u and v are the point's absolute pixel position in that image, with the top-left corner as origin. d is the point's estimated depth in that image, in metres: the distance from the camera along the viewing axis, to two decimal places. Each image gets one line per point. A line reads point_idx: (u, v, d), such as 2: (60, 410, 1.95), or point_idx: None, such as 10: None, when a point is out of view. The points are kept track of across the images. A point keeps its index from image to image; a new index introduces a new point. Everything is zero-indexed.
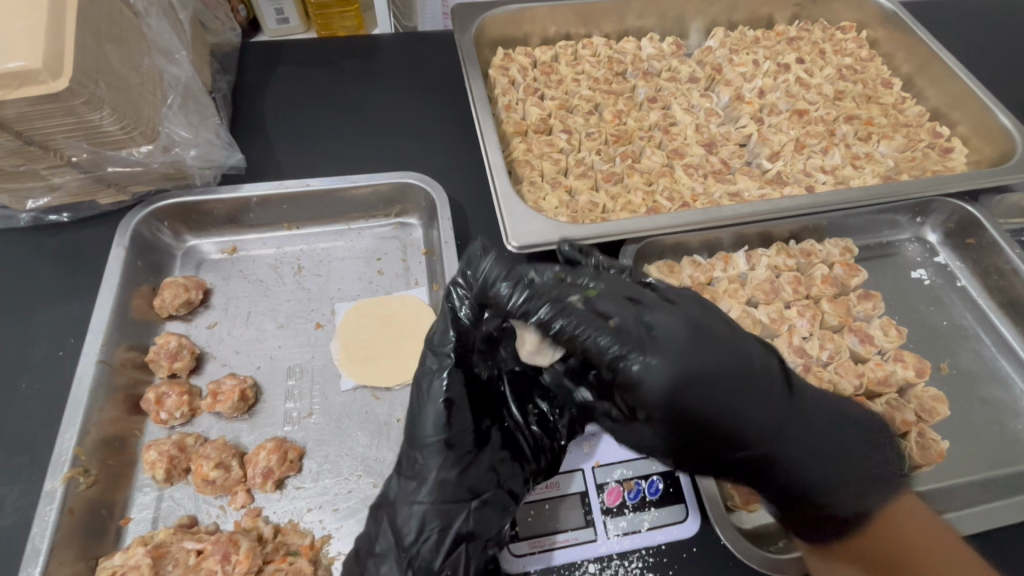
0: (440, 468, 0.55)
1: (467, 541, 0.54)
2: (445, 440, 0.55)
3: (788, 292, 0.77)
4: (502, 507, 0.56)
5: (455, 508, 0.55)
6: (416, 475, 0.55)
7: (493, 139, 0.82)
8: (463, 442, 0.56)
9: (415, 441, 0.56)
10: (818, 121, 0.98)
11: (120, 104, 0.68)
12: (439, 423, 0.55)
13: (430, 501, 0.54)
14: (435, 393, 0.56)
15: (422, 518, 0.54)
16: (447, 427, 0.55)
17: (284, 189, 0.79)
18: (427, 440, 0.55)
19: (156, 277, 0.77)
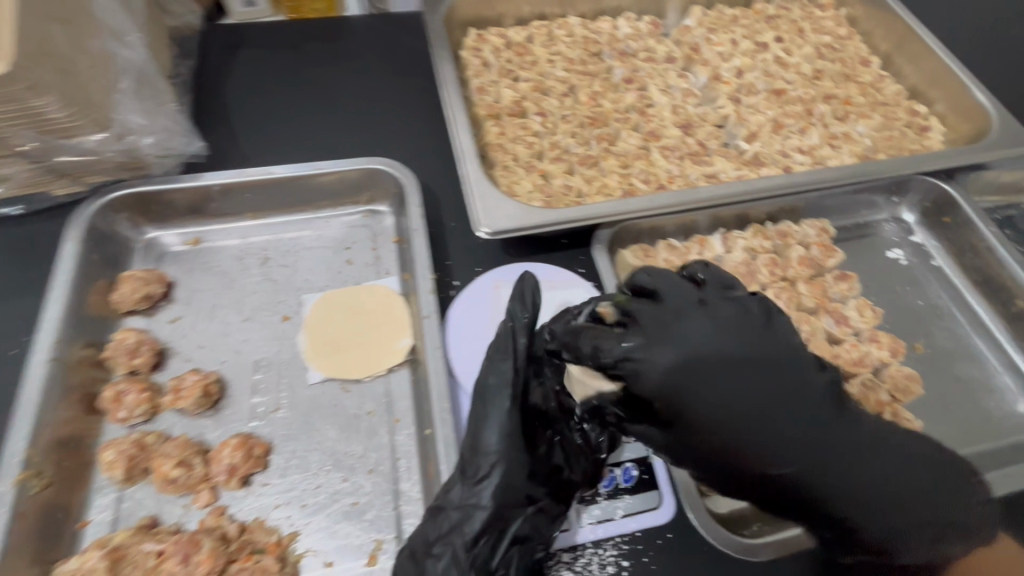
0: (503, 475, 0.53)
1: (522, 544, 0.53)
2: (508, 448, 0.53)
3: (765, 275, 0.76)
4: (555, 514, 0.55)
5: (514, 513, 0.53)
6: (474, 483, 0.53)
7: (463, 123, 0.79)
8: (524, 449, 0.54)
9: (477, 448, 0.54)
10: (796, 101, 0.97)
11: (68, 90, 0.65)
12: (503, 431, 0.54)
13: (493, 505, 0.52)
14: (501, 401, 0.55)
15: (477, 525, 0.52)
16: (510, 435, 0.54)
17: (247, 177, 0.77)
18: (491, 448, 0.53)
19: (113, 271, 0.74)
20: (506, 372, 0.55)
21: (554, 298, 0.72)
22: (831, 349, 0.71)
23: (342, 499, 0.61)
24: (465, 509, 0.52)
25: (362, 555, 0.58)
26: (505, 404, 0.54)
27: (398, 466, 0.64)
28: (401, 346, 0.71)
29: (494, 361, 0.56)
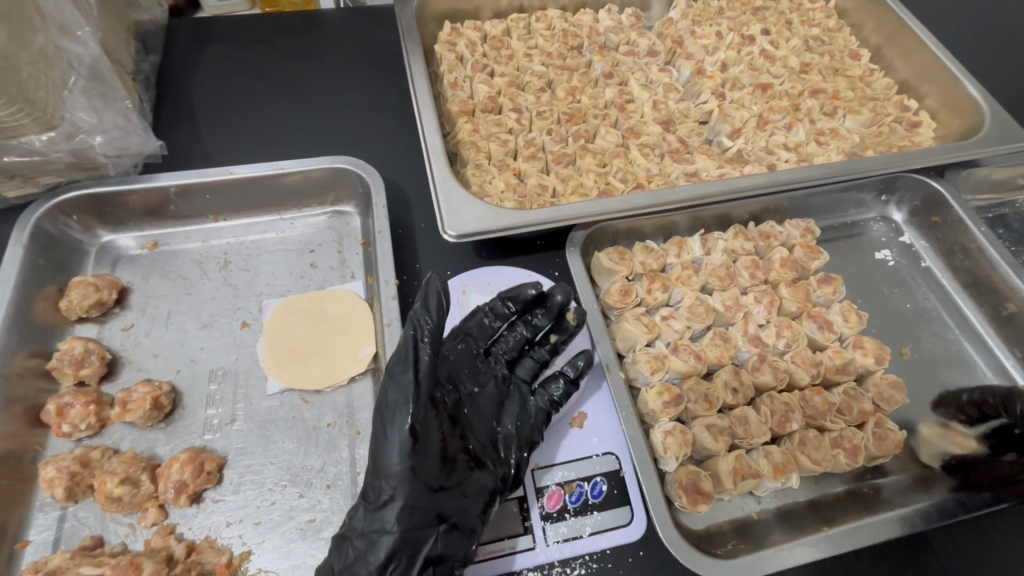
0: (406, 494, 0.51)
1: (433, 565, 0.50)
2: (411, 466, 0.51)
3: (745, 278, 0.73)
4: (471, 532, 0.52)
5: (423, 534, 0.50)
6: (379, 505, 0.51)
7: (432, 119, 0.76)
8: (429, 466, 0.52)
9: (378, 470, 0.51)
10: (782, 96, 0.93)
11: (8, 87, 0.62)
12: (404, 450, 0.51)
13: (397, 530, 0.50)
14: (400, 419, 0.52)
15: (385, 548, 0.49)
16: (411, 453, 0.51)
17: (205, 177, 0.73)
18: (391, 468, 0.51)
19: (64, 276, 0.70)
20: (399, 390, 0.53)
21: None
22: (814, 356, 0.68)
23: (297, 516, 0.58)
24: (369, 537, 0.50)
25: None
26: (401, 423, 0.51)
27: (357, 481, 0.61)
28: (364, 354, 0.68)
29: (394, 375, 0.54)
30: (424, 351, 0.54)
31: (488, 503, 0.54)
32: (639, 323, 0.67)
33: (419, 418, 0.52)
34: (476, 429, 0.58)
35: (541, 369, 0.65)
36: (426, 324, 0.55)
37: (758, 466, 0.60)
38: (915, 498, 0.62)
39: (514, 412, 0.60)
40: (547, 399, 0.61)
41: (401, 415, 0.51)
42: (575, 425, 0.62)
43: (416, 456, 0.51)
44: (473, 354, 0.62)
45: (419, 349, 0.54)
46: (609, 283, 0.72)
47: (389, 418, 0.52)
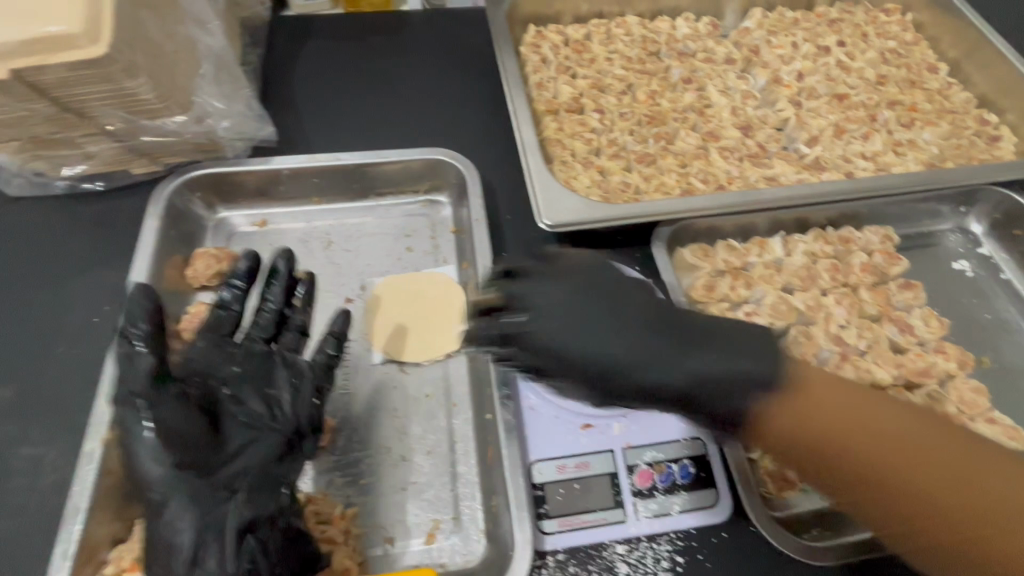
0: (190, 487, 0.52)
1: (252, 530, 0.52)
2: (172, 458, 0.51)
3: (826, 279, 0.75)
4: (275, 486, 0.56)
5: (219, 511, 0.52)
6: (158, 512, 0.52)
7: (526, 115, 0.80)
8: (205, 454, 0.53)
9: (142, 482, 0.52)
10: (859, 106, 0.95)
11: (157, 73, 0.69)
12: (155, 455, 0.52)
13: (193, 518, 0.51)
14: (137, 428, 0.52)
15: (176, 534, 0.51)
16: (166, 453, 0.52)
17: (316, 162, 0.79)
18: (154, 478, 0.52)
19: (188, 247, 0.77)
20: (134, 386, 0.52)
21: None
22: (895, 358, 0.69)
23: (402, 478, 0.63)
24: (167, 542, 0.51)
25: (421, 533, 0.60)
26: (142, 433, 0.52)
27: (455, 449, 0.65)
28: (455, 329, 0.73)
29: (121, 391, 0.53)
30: (143, 354, 0.53)
31: (281, 455, 0.58)
32: (723, 317, 0.71)
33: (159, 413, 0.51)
34: (246, 400, 0.59)
35: (302, 336, 0.67)
36: (137, 331, 0.54)
37: None
38: None
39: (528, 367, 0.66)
40: (320, 355, 0.64)
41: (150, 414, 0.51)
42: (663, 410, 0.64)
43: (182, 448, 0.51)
44: (224, 335, 0.64)
45: (134, 359, 0.53)
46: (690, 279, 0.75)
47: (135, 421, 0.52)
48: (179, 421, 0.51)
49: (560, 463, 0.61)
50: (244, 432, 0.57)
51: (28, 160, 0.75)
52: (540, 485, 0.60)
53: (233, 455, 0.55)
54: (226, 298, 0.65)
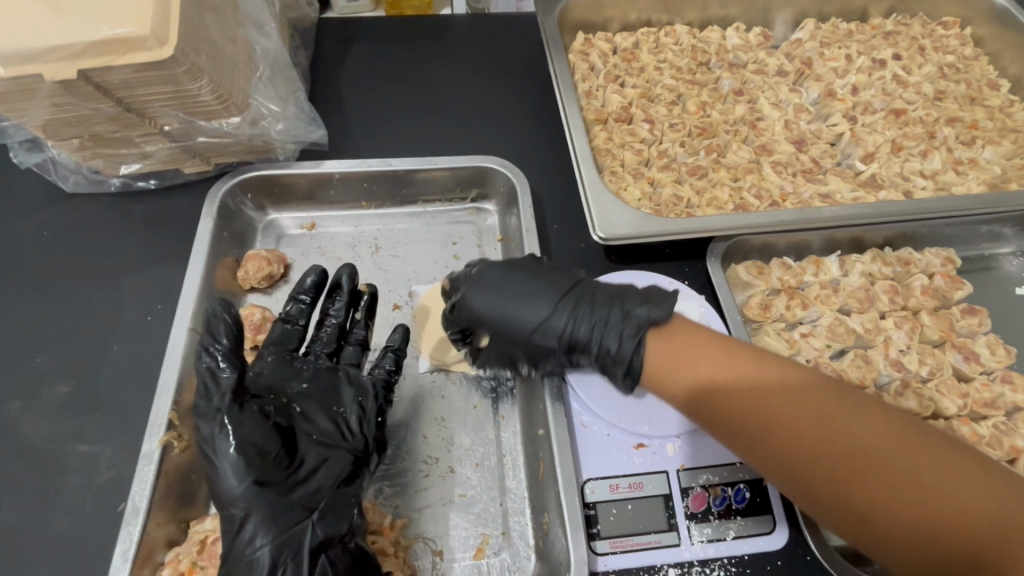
0: (267, 506, 0.52)
1: (325, 549, 0.53)
2: (258, 475, 0.52)
3: (885, 302, 0.73)
4: (347, 505, 0.55)
5: (296, 530, 0.53)
6: (236, 528, 0.52)
7: (579, 125, 0.79)
8: (281, 473, 0.53)
9: (222, 497, 0.52)
10: (917, 122, 0.92)
11: (217, 75, 0.69)
12: (235, 475, 0.51)
13: (270, 539, 0.51)
14: (220, 448, 0.52)
15: (257, 550, 0.51)
16: (250, 471, 0.52)
17: (366, 167, 0.79)
18: (233, 493, 0.52)
19: (239, 249, 0.78)
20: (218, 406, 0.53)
21: None
22: (960, 387, 0.67)
23: (451, 489, 0.62)
24: (246, 561, 0.51)
25: (469, 547, 0.60)
26: (223, 453, 0.52)
27: (504, 463, 0.64)
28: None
29: (203, 410, 0.54)
30: (226, 377, 0.54)
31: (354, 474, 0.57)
32: (779, 337, 0.70)
33: (240, 434, 0.52)
34: (315, 418, 0.59)
35: (365, 350, 0.66)
36: (219, 348, 0.55)
37: None
38: None
39: (588, 382, 0.64)
40: (382, 372, 0.64)
41: (233, 434, 0.52)
42: None
43: (262, 466, 0.52)
44: (290, 350, 0.63)
45: (218, 379, 0.54)
46: (745, 296, 0.74)
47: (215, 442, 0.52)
48: (260, 438, 0.53)
49: (612, 482, 0.60)
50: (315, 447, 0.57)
51: (87, 158, 0.76)
52: (592, 504, 0.59)
53: (310, 474, 0.55)
54: (291, 311, 0.64)
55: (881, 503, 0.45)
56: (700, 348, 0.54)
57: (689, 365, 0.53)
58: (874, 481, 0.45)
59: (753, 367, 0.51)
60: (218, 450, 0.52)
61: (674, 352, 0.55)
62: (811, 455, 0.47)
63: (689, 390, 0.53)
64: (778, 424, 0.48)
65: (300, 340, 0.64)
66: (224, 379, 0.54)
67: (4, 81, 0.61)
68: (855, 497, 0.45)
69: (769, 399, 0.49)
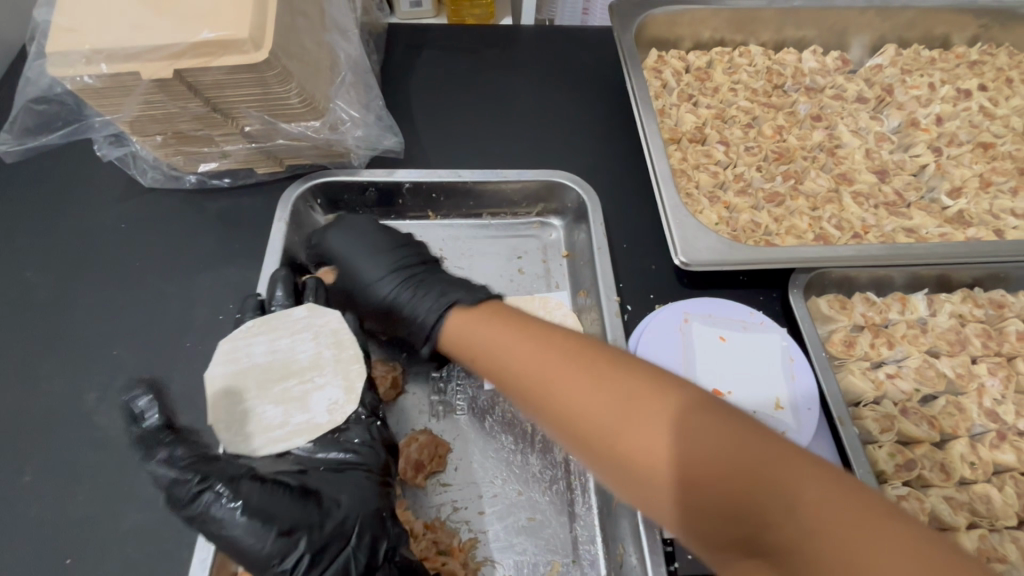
0: (305, 549, 0.49)
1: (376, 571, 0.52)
2: (276, 531, 0.48)
3: (978, 346, 0.69)
4: (384, 524, 0.54)
5: (342, 561, 0.50)
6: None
7: (657, 144, 0.77)
8: (306, 517, 0.49)
9: (256, 565, 0.47)
10: (1006, 157, 0.88)
11: (305, 80, 0.70)
12: (255, 533, 0.47)
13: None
14: (227, 515, 0.47)
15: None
16: (272, 523, 0.48)
17: (437, 177, 0.78)
18: (263, 553, 0.47)
19: (308, 253, 0.77)
20: (208, 493, 0.47)
21: (745, 341, 0.68)
22: None
23: (518, 512, 0.61)
24: None
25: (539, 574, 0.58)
26: (230, 520, 0.47)
27: (573, 488, 0.63)
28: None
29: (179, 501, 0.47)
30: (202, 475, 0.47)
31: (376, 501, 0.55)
32: (865, 377, 0.66)
33: (243, 497, 0.47)
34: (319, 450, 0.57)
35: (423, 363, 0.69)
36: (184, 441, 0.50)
37: (1004, 550, 0.57)
38: None
39: None
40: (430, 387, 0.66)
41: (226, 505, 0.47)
42: None
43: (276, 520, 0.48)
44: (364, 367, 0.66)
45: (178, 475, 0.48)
46: (826, 330, 0.72)
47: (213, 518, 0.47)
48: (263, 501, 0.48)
49: None
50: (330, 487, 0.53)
51: (169, 155, 0.77)
52: (670, 540, 0.56)
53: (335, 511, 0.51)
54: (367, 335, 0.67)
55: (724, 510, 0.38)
56: (493, 329, 0.54)
57: (490, 341, 0.54)
58: (623, 439, 0.42)
59: (537, 339, 0.51)
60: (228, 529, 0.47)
61: (483, 322, 0.56)
62: (621, 451, 0.42)
63: (482, 362, 0.54)
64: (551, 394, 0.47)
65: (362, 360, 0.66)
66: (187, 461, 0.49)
67: (104, 78, 0.62)
68: (628, 443, 0.42)
69: (580, 404, 0.45)
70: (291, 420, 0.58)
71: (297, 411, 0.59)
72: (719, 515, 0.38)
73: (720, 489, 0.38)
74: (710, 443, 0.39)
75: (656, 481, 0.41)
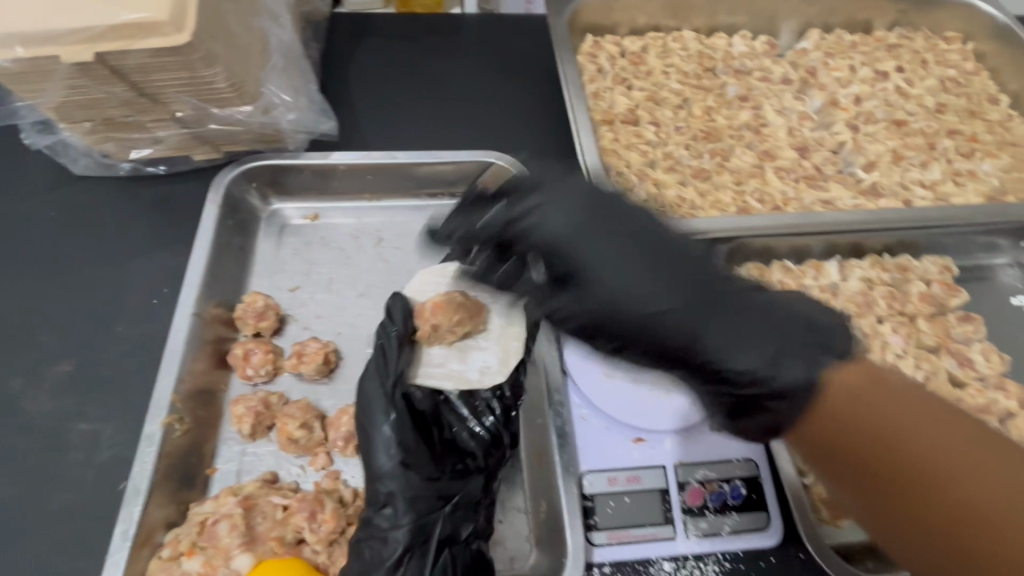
0: (405, 488, 0.56)
1: (450, 546, 0.55)
2: (403, 463, 0.56)
3: (883, 307, 0.74)
4: (473, 506, 0.58)
5: (430, 518, 0.56)
6: (381, 505, 0.55)
7: (585, 125, 0.81)
8: (422, 462, 0.57)
9: (371, 472, 0.56)
10: (918, 133, 0.94)
11: (234, 63, 0.70)
12: (389, 450, 0.57)
13: (410, 520, 0.55)
14: (378, 422, 0.58)
15: (394, 532, 0.54)
16: (401, 451, 0.57)
17: (372, 158, 0.80)
18: (381, 470, 0.56)
19: (244, 236, 0.78)
20: (378, 399, 0.58)
21: None
22: (954, 392, 0.68)
23: None
24: (382, 537, 0.54)
25: None
26: (379, 426, 0.58)
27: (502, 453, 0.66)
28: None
29: (366, 382, 0.60)
30: (375, 380, 0.59)
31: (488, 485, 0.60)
32: None
33: (394, 424, 0.57)
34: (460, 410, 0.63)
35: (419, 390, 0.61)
36: (395, 328, 0.63)
37: None
38: None
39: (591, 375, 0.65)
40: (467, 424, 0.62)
41: (383, 414, 0.58)
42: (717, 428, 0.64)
43: (400, 449, 0.57)
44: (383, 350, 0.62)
45: (390, 351, 0.61)
46: None
47: (369, 416, 0.58)
48: (421, 445, 0.58)
49: (610, 475, 0.61)
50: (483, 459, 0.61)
51: (99, 141, 0.76)
52: (590, 495, 0.60)
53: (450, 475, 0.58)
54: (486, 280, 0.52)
55: (931, 463, 0.42)
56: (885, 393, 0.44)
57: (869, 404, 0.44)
58: (906, 457, 0.42)
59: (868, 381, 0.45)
60: (373, 429, 0.58)
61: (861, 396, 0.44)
62: (899, 469, 0.43)
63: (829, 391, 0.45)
64: (873, 421, 0.43)
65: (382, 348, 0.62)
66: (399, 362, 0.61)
67: (22, 62, 0.62)
68: (904, 454, 0.43)
69: (886, 411, 0.43)
70: (448, 363, 0.64)
71: (456, 360, 0.64)
72: (885, 466, 0.43)
73: (988, 513, 0.40)
74: (1001, 495, 0.40)
75: (913, 496, 0.42)
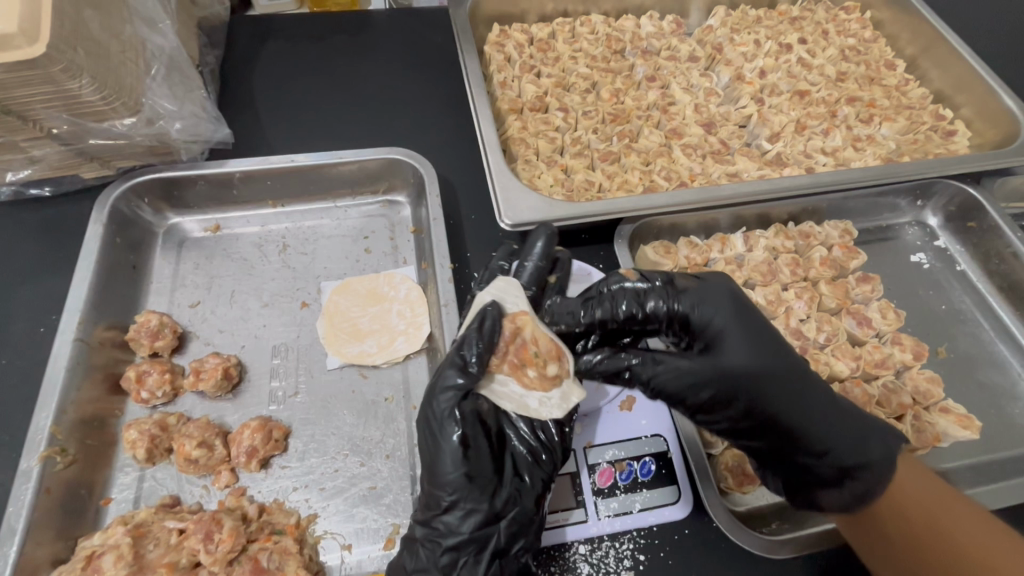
0: (467, 499, 0.53)
1: (500, 557, 0.53)
2: (467, 478, 0.52)
3: (786, 274, 0.76)
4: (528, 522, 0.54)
5: (487, 530, 0.53)
6: (442, 511, 0.53)
7: (487, 116, 0.80)
8: (483, 471, 0.53)
9: (435, 480, 0.53)
10: (820, 103, 0.96)
11: (101, 73, 0.66)
12: (456, 459, 0.52)
13: (465, 532, 0.53)
14: (448, 431, 0.52)
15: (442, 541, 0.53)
16: (464, 463, 0.52)
17: (268, 164, 0.77)
18: (446, 478, 0.52)
19: (136, 254, 0.75)
20: (452, 412, 0.53)
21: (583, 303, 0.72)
22: (853, 350, 0.71)
23: (360, 483, 0.62)
24: (435, 541, 0.53)
25: (379, 538, 0.59)
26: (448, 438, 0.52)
27: (414, 452, 0.64)
28: (420, 314, 0.73)
29: (438, 385, 0.54)
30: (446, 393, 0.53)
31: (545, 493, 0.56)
32: None
33: (468, 432, 0.53)
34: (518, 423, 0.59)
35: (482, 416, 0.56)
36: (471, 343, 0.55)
37: None
38: (956, 487, 0.64)
39: None
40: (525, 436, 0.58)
41: (450, 428, 0.52)
42: (624, 408, 0.65)
43: (463, 466, 0.52)
44: (460, 364, 0.54)
45: (462, 365, 0.54)
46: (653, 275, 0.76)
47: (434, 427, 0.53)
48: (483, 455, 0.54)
49: None
50: (538, 468, 0.56)
51: None
52: None
53: (512, 492, 0.54)
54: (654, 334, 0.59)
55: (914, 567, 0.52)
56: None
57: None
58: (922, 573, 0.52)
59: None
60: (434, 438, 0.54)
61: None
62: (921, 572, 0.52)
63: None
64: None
65: (471, 365, 0.54)
66: (471, 367, 0.54)
67: None
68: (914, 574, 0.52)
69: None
70: (511, 382, 0.59)
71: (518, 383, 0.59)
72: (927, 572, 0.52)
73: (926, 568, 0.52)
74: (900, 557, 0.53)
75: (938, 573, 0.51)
